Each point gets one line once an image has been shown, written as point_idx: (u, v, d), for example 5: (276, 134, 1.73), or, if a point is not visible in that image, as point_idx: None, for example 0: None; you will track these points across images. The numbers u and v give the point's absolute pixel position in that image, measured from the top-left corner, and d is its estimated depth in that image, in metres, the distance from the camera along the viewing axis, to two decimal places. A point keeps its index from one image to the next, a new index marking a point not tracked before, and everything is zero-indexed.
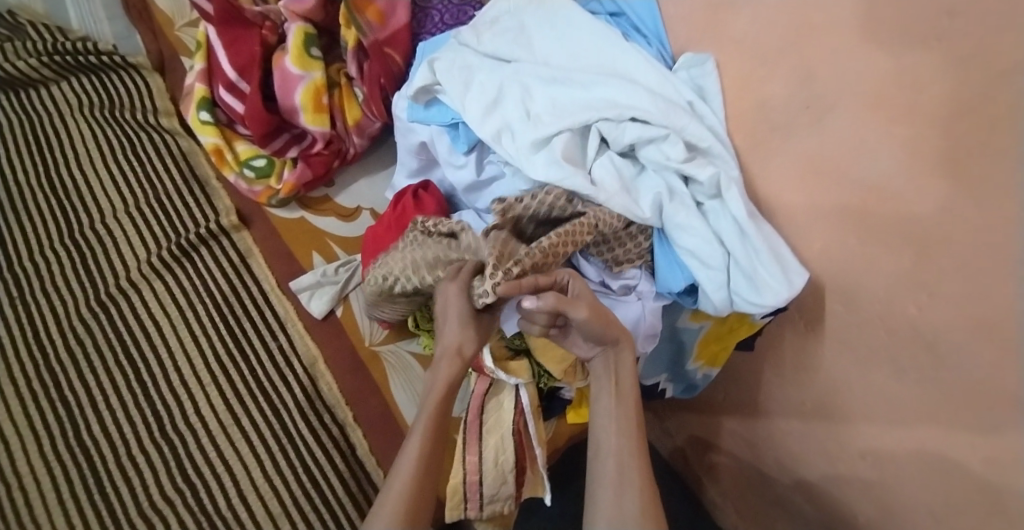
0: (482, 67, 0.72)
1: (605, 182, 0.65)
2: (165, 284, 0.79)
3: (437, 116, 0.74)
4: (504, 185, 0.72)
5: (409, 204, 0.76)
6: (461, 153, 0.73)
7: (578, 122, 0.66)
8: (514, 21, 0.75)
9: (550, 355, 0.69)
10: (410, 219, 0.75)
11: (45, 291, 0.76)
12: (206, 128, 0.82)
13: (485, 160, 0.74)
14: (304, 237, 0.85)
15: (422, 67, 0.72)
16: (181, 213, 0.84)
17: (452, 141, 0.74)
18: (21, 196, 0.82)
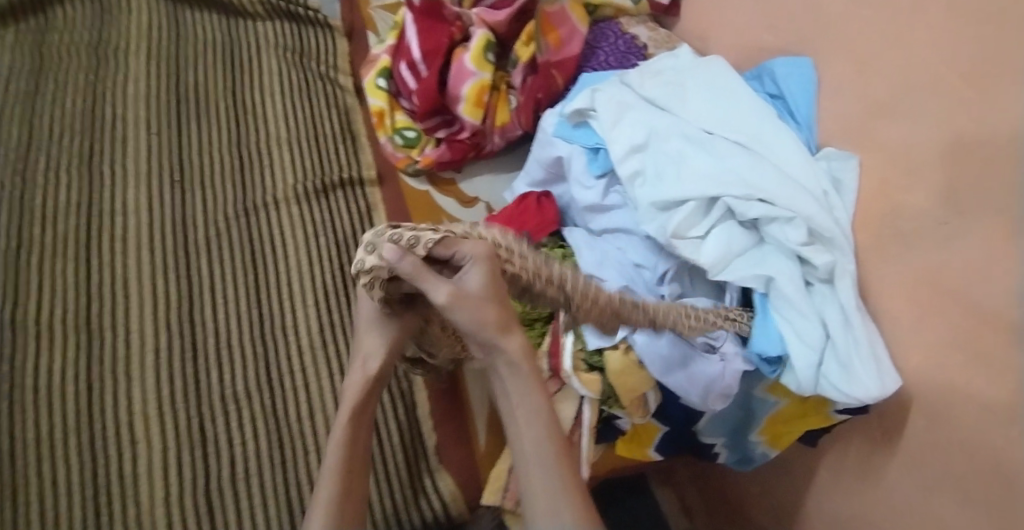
0: (637, 108, 0.75)
1: (722, 245, 0.67)
2: (298, 212, 0.87)
3: (581, 137, 0.80)
4: (624, 214, 0.77)
5: (531, 207, 0.81)
6: (593, 176, 0.79)
7: (709, 191, 0.67)
8: (676, 75, 0.77)
9: (624, 381, 0.70)
10: (529, 217, 0.81)
11: (202, 188, 0.86)
12: (379, 93, 0.91)
13: (612, 189, 0.78)
14: (425, 209, 0.92)
15: (584, 92, 0.79)
16: (331, 158, 0.93)
17: (589, 162, 0.79)
18: (204, 106, 0.92)
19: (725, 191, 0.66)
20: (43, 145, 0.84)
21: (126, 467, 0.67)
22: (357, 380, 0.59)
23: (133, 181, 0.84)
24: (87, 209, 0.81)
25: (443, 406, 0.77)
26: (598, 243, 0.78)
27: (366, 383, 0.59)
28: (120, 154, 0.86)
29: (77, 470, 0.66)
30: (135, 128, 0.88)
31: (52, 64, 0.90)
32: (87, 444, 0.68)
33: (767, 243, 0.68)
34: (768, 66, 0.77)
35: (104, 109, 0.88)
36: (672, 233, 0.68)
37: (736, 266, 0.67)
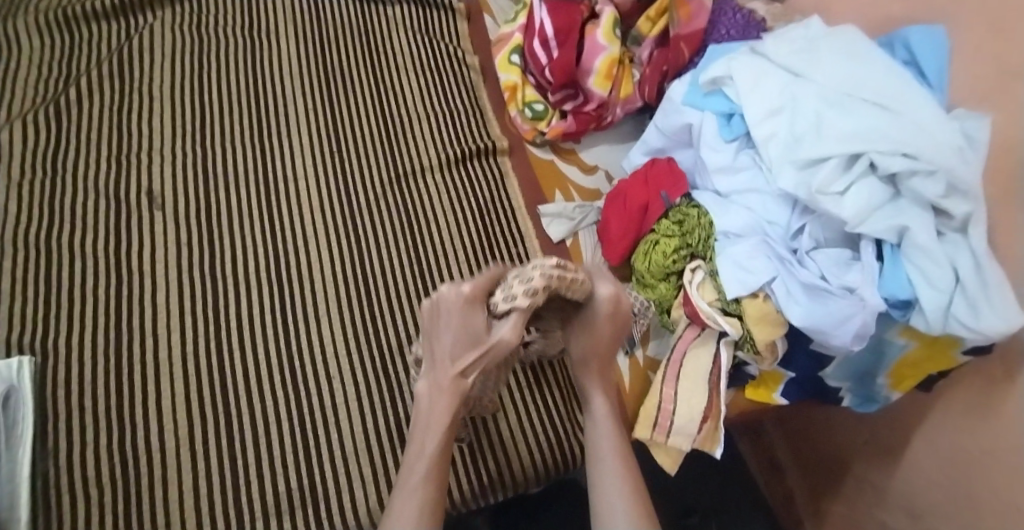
0: (772, 75, 0.82)
1: (863, 195, 0.72)
2: (438, 182, 0.95)
3: (713, 104, 0.87)
4: (753, 176, 0.83)
5: (665, 171, 0.89)
6: (725, 139, 0.85)
7: (852, 147, 0.72)
8: (809, 45, 0.83)
9: (763, 327, 0.76)
10: (664, 181, 0.88)
11: (352, 160, 0.94)
12: (511, 68, 0.99)
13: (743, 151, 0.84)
14: (551, 177, 0.99)
15: (720, 62, 0.86)
16: (464, 131, 1.00)
17: (721, 127, 0.86)
18: (347, 83, 1.00)
19: (867, 147, 0.72)
20: (213, 118, 0.93)
21: (317, 398, 0.76)
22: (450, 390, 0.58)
23: (294, 151, 0.93)
24: (258, 174, 0.90)
25: None
26: (731, 203, 0.83)
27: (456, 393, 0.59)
28: (279, 126, 0.94)
29: (275, 399, 0.75)
30: (290, 103, 0.96)
31: (210, 43, 0.98)
32: (280, 376, 0.77)
33: (903, 196, 0.73)
34: (901, 33, 0.82)
35: (260, 85, 0.96)
36: (814, 184, 0.73)
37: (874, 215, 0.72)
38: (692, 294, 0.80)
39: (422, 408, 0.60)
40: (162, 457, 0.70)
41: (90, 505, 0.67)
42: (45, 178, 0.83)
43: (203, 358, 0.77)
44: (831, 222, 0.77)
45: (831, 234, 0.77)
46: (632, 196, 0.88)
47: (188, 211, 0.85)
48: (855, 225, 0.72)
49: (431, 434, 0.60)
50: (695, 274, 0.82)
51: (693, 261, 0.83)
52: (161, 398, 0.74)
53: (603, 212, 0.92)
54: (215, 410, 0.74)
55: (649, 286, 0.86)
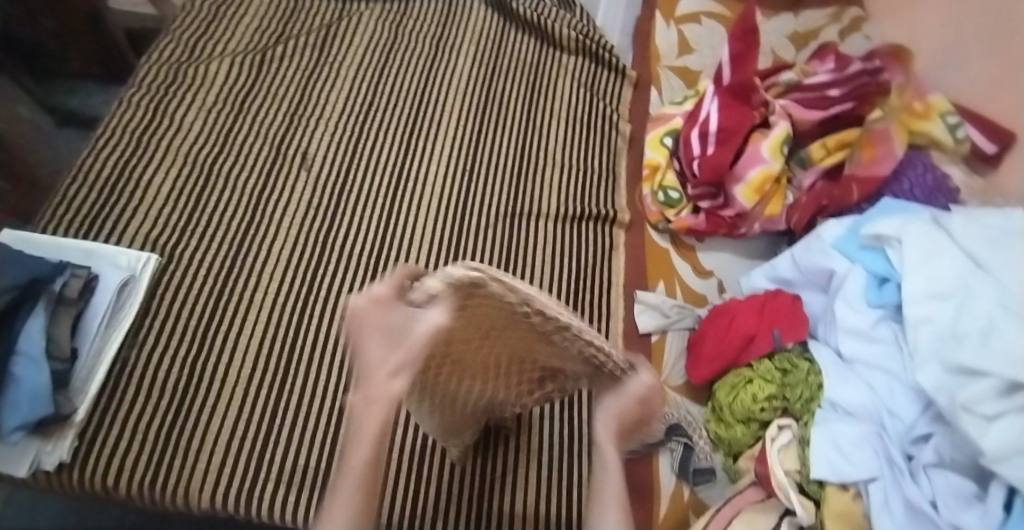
0: (948, 258, 0.76)
1: (1007, 430, 0.64)
2: (546, 232, 0.96)
3: (867, 261, 0.82)
4: (889, 352, 0.78)
5: (787, 315, 0.85)
6: (870, 302, 0.81)
7: (1012, 373, 0.65)
8: (1009, 236, 0.75)
9: (839, 519, 0.72)
10: (777, 322, 0.84)
11: (475, 186, 0.98)
12: (659, 149, 0.98)
13: (886, 321, 0.80)
14: (660, 265, 0.96)
15: (894, 222, 0.81)
16: (594, 191, 1.00)
17: (869, 288, 0.81)
18: (503, 111, 1.04)
19: None
20: (377, 107, 1.01)
21: None
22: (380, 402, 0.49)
23: (431, 158, 0.99)
24: (393, 169, 0.97)
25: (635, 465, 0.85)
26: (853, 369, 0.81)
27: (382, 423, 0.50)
28: (427, 131, 1.01)
29: (326, 371, 0.83)
30: (445, 113, 1.03)
31: (401, 40, 1.08)
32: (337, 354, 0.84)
33: None
34: None
35: (426, 91, 1.04)
36: None
37: (1014, 458, 0.63)
38: (771, 455, 0.78)
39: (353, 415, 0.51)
40: (220, 382, 0.81)
41: (152, 397, 0.78)
42: (228, 114, 0.96)
43: (284, 311, 0.86)
44: (963, 443, 0.69)
45: (958, 456, 0.70)
46: (739, 324, 0.85)
47: (323, 180, 0.95)
48: (989, 461, 0.64)
49: (359, 441, 0.50)
50: (780, 434, 0.80)
51: (784, 418, 0.81)
52: (237, 332, 0.84)
53: (702, 325, 0.89)
54: (275, 360, 0.83)
55: (724, 421, 0.83)
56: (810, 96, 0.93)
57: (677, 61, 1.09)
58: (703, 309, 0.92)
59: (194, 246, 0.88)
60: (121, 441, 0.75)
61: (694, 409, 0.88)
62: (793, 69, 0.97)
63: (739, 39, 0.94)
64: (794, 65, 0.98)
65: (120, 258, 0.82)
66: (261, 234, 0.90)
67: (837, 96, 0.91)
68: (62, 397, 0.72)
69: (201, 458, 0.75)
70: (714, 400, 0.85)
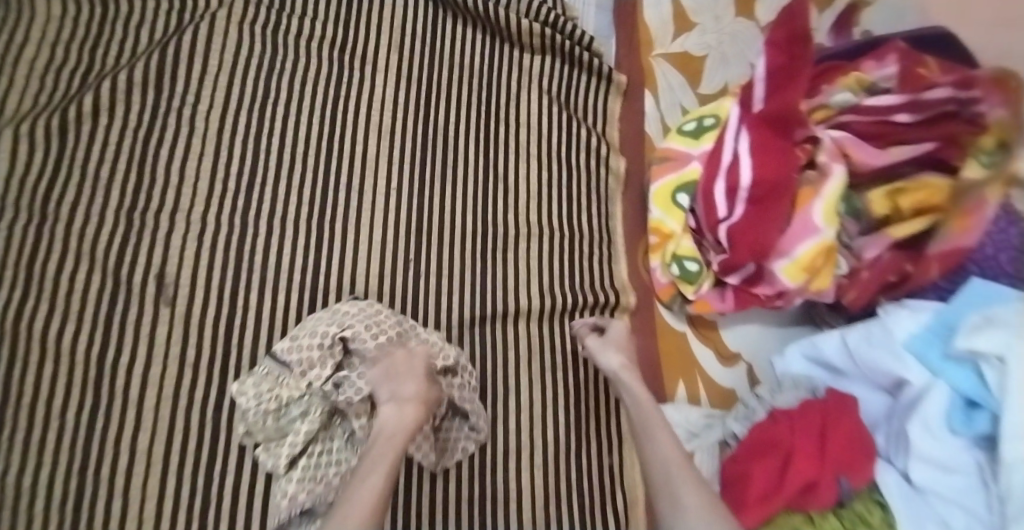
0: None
1: None
2: (530, 330, 0.70)
3: (947, 371, 0.61)
4: (973, 489, 0.57)
5: (855, 447, 0.63)
6: (953, 429, 0.60)
7: None
8: None
9: None
10: (844, 456, 0.62)
11: (429, 275, 0.70)
12: (671, 208, 0.72)
13: (971, 449, 0.59)
14: (677, 358, 0.75)
15: (981, 317, 0.59)
16: (585, 267, 0.74)
17: (951, 407, 0.60)
18: (454, 156, 0.76)
19: None
20: (264, 173, 0.70)
21: None
22: (417, 411, 0.54)
23: (355, 242, 0.69)
24: (298, 272, 0.67)
25: None
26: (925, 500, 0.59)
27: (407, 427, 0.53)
28: (345, 199, 0.71)
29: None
30: (367, 170, 0.73)
31: (284, 60, 0.75)
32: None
33: None
34: None
35: (335, 138, 0.73)
36: None
37: None
38: None
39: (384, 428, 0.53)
40: None
41: None
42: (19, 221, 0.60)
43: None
44: None
45: None
46: (795, 474, 0.61)
47: (200, 305, 0.63)
48: None
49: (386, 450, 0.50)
50: None
51: None
52: None
53: (739, 451, 0.66)
54: None
55: None
56: (868, 123, 0.68)
57: (673, 47, 0.87)
58: (734, 419, 0.71)
59: None
60: None
61: None
62: (836, 81, 0.72)
63: (779, 48, 0.68)
64: (842, 71, 0.72)
65: None
66: (102, 413, 0.58)
67: (906, 125, 0.67)
68: None
69: None
70: None
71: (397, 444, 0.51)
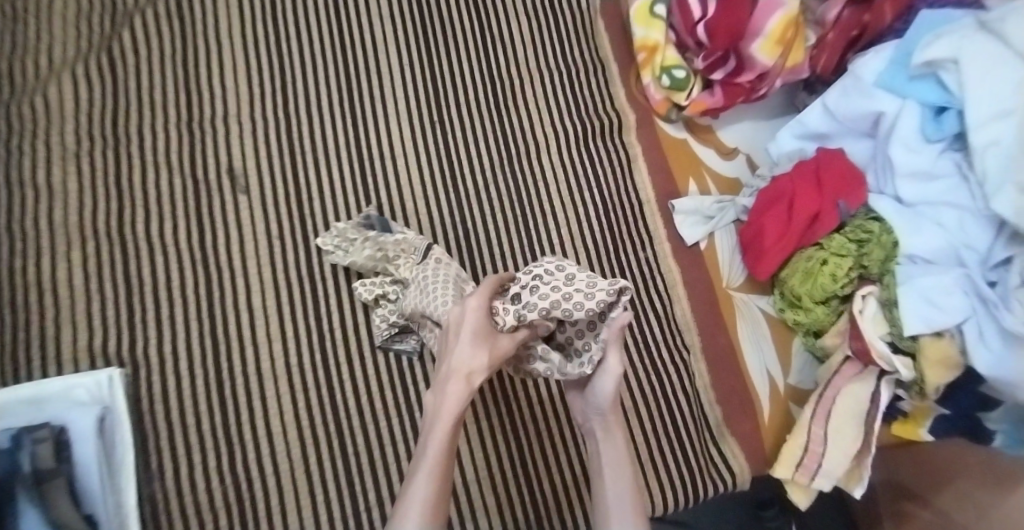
0: (1002, 74, 0.69)
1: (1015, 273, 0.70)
2: (551, 158, 0.82)
3: (918, 92, 0.75)
4: (953, 185, 0.75)
5: (853, 181, 0.79)
6: (930, 138, 0.76)
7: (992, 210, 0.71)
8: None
9: (934, 365, 0.74)
10: (846, 185, 0.79)
11: (459, 126, 0.82)
12: (651, 22, 0.81)
13: (945, 153, 0.76)
14: (685, 161, 0.84)
15: (931, 45, 0.73)
16: (584, 95, 0.85)
17: (923, 123, 0.76)
18: (447, 32, 0.85)
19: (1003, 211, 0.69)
20: (297, 73, 0.80)
21: None
22: (460, 382, 0.51)
23: (389, 111, 0.81)
24: (345, 150, 0.78)
25: (722, 378, 0.82)
26: (914, 209, 0.78)
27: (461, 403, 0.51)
28: (366, 84, 0.81)
29: (383, 422, 0.73)
30: (379, 53, 0.83)
31: None
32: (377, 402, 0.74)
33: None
34: None
35: (346, 29, 0.83)
36: (955, 240, 0.75)
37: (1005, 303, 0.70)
38: (863, 327, 0.77)
39: (428, 410, 0.53)
40: (272, 473, 0.70)
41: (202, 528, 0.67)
42: (114, 149, 0.74)
43: (308, 367, 0.73)
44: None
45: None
46: (801, 208, 0.78)
47: (272, 190, 0.76)
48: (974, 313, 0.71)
49: (435, 431, 0.52)
50: (867, 303, 0.79)
51: (865, 286, 0.80)
52: (256, 414, 0.71)
53: (751, 216, 0.82)
54: (317, 428, 0.72)
55: (803, 307, 0.81)
56: None
57: None
58: (744, 198, 0.83)
59: (149, 334, 0.70)
60: None
61: (761, 301, 0.86)
62: None
63: None
64: None
65: (79, 393, 0.66)
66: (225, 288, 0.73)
67: None
68: None
69: None
70: (782, 288, 0.82)
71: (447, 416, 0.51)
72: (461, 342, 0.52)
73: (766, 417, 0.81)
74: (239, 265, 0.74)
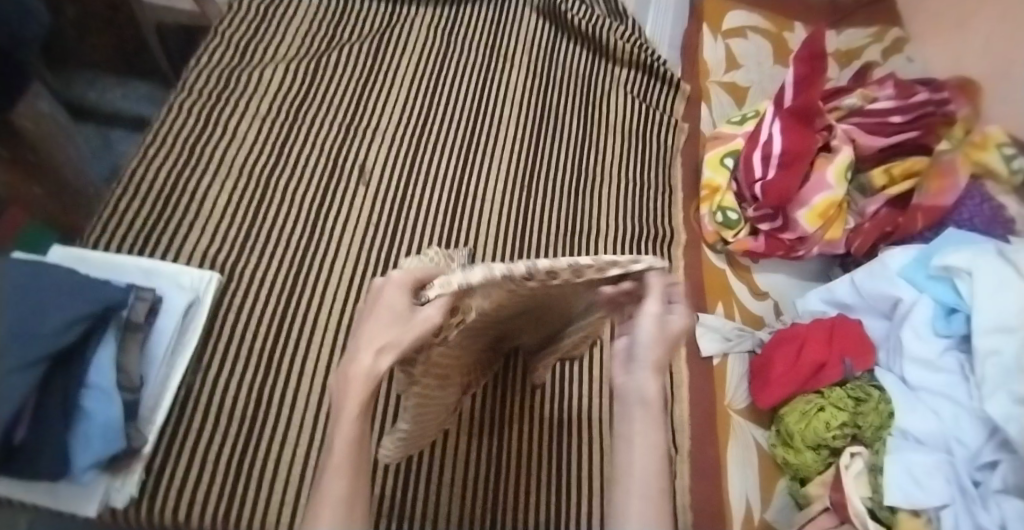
0: (1011, 295, 0.78)
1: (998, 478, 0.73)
2: (607, 247, 0.96)
3: (934, 290, 0.86)
4: (954, 381, 0.82)
5: (862, 347, 0.88)
6: (939, 333, 0.84)
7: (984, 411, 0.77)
8: None
9: None
10: (853, 346, 0.88)
11: (541, 199, 0.99)
12: (719, 169, 1.00)
13: (950, 351, 0.84)
14: (720, 287, 0.97)
15: (952, 256, 0.84)
16: (649, 211, 1.02)
17: (934, 318, 0.85)
18: (558, 130, 1.05)
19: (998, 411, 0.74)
20: (435, 118, 1.01)
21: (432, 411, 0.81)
22: (362, 373, 0.46)
23: (492, 169, 1.00)
24: (448, 186, 0.97)
25: (701, 492, 0.85)
26: (916, 392, 0.84)
27: (369, 385, 0.46)
28: (483, 144, 1.01)
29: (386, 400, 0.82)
30: (501, 126, 1.04)
31: (452, 52, 1.07)
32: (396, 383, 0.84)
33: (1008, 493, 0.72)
34: None
35: (483, 100, 1.05)
36: (946, 431, 0.79)
37: (983, 503, 0.73)
38: (846, 485, 0.80)
39: (332, 400, 0.48)
40: (287, 406, 0.80)
41: (220, 425, 0.77)
42: (286, 119, 0.95)
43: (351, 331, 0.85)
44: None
45: (1022, 483, 0.72)
46: (809, 353, 0.88)
47: (381, 193, 0.94)
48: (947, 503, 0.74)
49: (339, 426, 0.47)
50: (852, 461, 0.82)
51: (854, 445, 0.83)
52: (298, 353, 0.83)
53: (764, 351, 0.92)
54: None
55: (793, 447, 0.85)
56: (872, 122, 0.98)
57: (726, 77, 1.12)
58: (763, 333, 0.95)
59: (248, 258, 0.86)
60: (192, 472, 0.74)
61: (756, 431, 0.91)
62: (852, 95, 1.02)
63: (804, 62, 0.99)
64: (897, 110, 0.97)
65: (183, 278, 0.80)
66: (319, 247, 0.89)
67: (900, 122, 0.96)
68: (133, 429, 0.69)
69: (274, 488, 0.75)
70: (778, 425, 0.88)
71: (356, 388, 0.46)
72: (372, 316, 0.47)
73: None
74: (335, 237, 0.90)
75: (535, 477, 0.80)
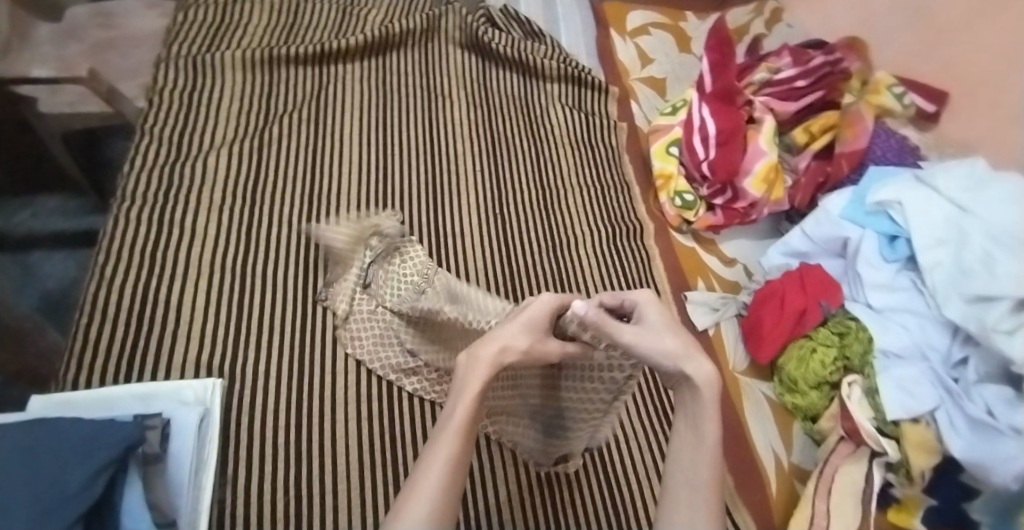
0: (941, 211, 0.88)
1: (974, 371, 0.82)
2: (587, 251, 1.00)
3: (874, 223, 0.96)
4: (912, 296, 0.91)
5: (831, 288, 0.97)
6: (889, 258, 0.94)
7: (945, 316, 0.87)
8: (966, 172, 0.90)
9: (917, 449, 0.81)
10: (824, 288, 0.97)
11: (515, 220, 1.01)
12: (666, 158, 1.08)
13: (902, 273, 0.94)
14: (693, 264, 1.04)
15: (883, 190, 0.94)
16: (613, 209, 1.07)
17: (882, 247, 0.95)
18: (510, 153, 1.09)
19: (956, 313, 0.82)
20: (393, 169, 1.02)
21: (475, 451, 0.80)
22: (484, 366, 0.51)
23: (460, 202, 1.01)
24: (423, 229, 0.96)
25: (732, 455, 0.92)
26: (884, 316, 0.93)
27: (491, 379, 0.51)
28: (444, 182, 1.03)
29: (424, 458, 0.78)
30: (457, 161, 1.06)
31: (391, 104, 1.10)
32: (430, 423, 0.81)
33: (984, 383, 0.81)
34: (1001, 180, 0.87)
35: (433, 141, 1.07)
36: (920, 342, 0.88)
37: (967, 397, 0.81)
38: (852, 410, 0.87)
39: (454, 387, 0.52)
40: (329, 492, 0.74)
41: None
42: (245, 207, 0.94)
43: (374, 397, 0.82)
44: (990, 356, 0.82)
45: (992, 370, 0.81)
46: (791, 304, 0.96)
47: None
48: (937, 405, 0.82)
49: (452, 424, 0.49)
50: (851, 390, 0.89)
51: (849, 375, 0.90)
52: (326, 434, 0.78)
53: (750, 311, 1.00)
54: (373, 456, 0.77)
55: (799, 391, 0.94)
56: (783, 90, 1.09)
57: (644, 73, 1.20)
58: (743, 296, 1.03)
59: (245, 352, 0.82)
60: None
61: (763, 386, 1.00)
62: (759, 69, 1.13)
63: (714, 50, 1.09)
64: (801, 75, 1.10)
65: (187, 394, 0.74)
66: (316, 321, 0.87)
67: (805, 85, 1.09)
68: None
69: None
70: (780, 374, 0.97)
71: (472, 388, 0.51)
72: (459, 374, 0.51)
73: (774, 491, 0.90)
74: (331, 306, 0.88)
75: (588, 486, 0.79)
